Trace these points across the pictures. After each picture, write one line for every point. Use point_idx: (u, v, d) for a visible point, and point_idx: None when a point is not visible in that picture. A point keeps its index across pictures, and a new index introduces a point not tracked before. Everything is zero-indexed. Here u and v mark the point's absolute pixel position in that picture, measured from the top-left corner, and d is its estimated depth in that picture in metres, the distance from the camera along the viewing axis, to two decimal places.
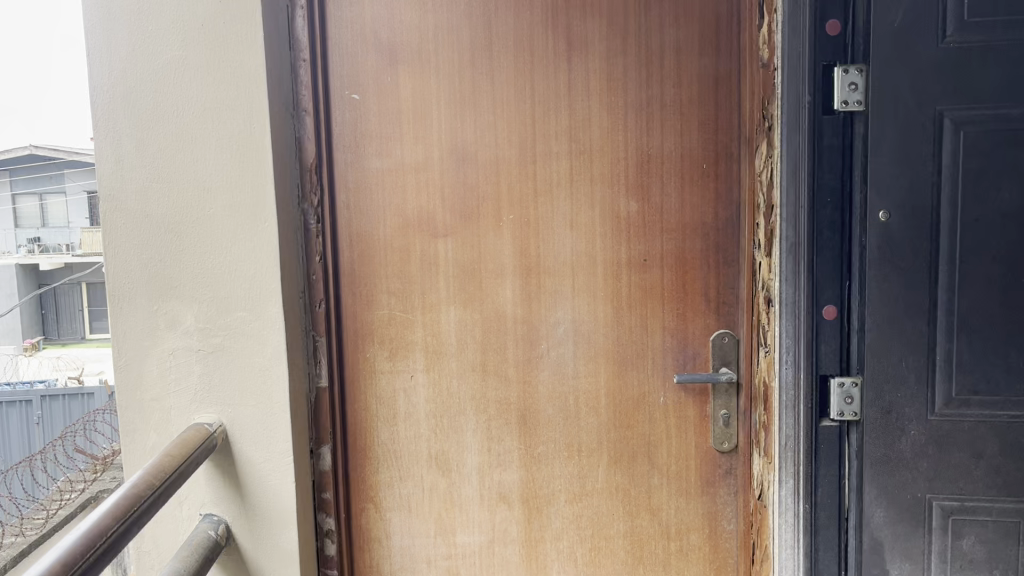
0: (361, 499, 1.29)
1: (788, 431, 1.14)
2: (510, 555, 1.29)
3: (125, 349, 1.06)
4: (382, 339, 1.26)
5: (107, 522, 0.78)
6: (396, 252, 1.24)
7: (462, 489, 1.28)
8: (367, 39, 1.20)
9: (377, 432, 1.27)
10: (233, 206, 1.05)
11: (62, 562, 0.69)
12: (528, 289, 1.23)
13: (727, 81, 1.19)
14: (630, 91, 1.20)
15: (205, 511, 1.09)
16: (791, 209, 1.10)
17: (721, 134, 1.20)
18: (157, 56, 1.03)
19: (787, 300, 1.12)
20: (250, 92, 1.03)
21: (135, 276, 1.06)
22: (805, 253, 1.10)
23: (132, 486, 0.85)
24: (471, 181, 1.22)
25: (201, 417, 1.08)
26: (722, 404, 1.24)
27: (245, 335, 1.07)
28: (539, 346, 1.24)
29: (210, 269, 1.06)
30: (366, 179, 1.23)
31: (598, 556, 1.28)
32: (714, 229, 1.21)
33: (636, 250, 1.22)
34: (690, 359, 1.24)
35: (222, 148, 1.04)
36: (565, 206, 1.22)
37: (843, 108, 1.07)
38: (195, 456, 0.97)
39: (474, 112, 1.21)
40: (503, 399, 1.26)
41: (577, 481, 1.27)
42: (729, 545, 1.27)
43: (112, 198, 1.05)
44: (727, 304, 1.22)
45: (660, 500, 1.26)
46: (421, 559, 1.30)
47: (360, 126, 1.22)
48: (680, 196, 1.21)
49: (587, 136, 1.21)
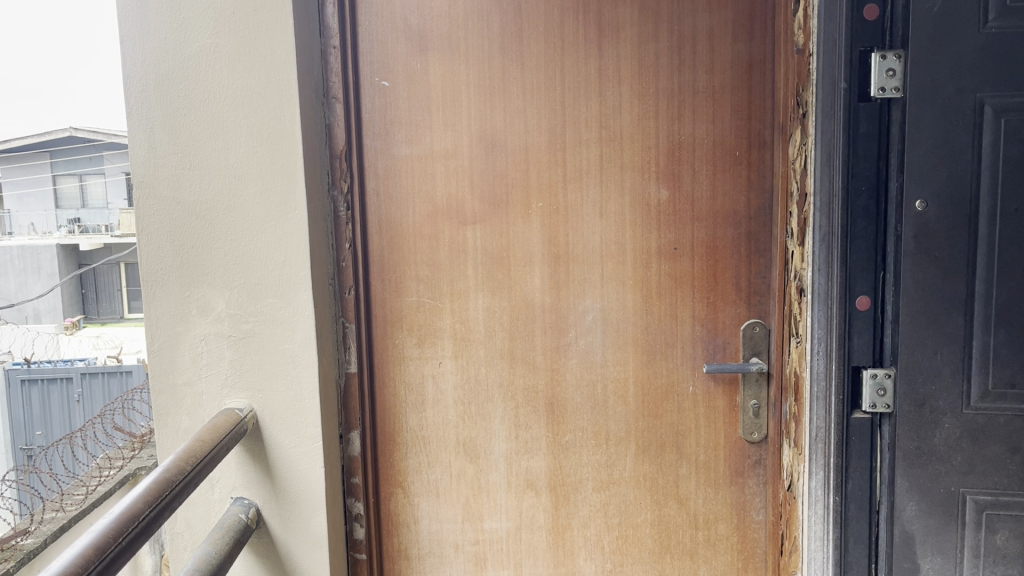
0: (389, 484, 1.30)
1: (819, 422, 1.13)
2: (537, 542, 1.29)
3: (158, 334, 1.08)
4: (411, 326, 1.26)
5: (139, 506, 0.79)
6: (425, 239, 1.24)
7: (489, 476, 1.28)
8: (397, 26, 1.20)
9: (405, 418, 1.28)
10: (264, 193, 1.06)
11: (93, 546, 0.70)
12: (557, 277, 1.23)
13: (761, 66, 1.17)
14: (662, 77, 1.18)
15: (237, 494, 1.11)
16: (825, 198, 1.08)
17: (754, 121, 1.18)
18: (188, 42, 1.04)
19: (820, 290, 1.11)
20: (280, 79, 1.04)
21: (167, 262, 1.07)
22: (838, 244, 1.08)
23: (164, 470, 0.86)
24: (500, 169, 1.22)
25: (232, 402, 1.09)
26: (752, 395, 1.22)
27: (276, 321, 1.08)
28: (568, 334, 1.24)
29: (242, 256, 1.07)
30: (395, 165, 1.23)
31: (625, 545, 1.28)
32: (746, 217, 1.20)
33: (666, 238, 1.21)
34: (720, 349, 1.23)
35: (253, 135, 1.05)
36: (594, 193, 1.21)
37: (880, 95, 1.05)
38: (225, 442, 0.99)
39: (503, 99, 1.20)
40: (531, 387, 1.26)
41: (605, 469, 1.26)
42: (758, 535, 1.27)
43: (145, 184, 1.06)
44: (758, 294, 1.21)
45: (688, 489, 1.26)
46: (448, 544, 1.31)
47: (390, 114, 1.22)
48: (711, 184, 1.20)
49: (618, 123, 1.20)
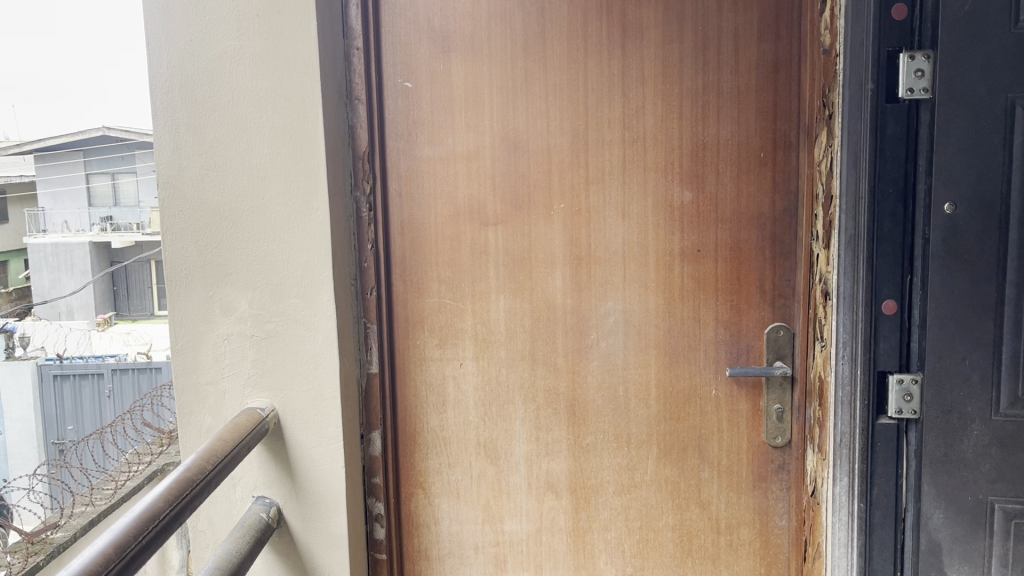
0: (410, 484, 1.30)
1: (843, 428, 1.11)
2: (557, 545, 1.29)
3: (181, 334, 1.09)
4: (432, 327, 1.26)
5: (160, 504, 0.79)
6: (447, 240, 1.24)
7: (510, 478, 1.28)
8: (420, 27, 1.20)
9: (426, 419, 1.28)
10: (287, 193, 1.06)
11: (113, 545, 0.70)
12: (578, 279, 1.22)
13: (787, 66, 1.16)
14: (686, 78, 1.18)
15: (258, 494, 1.12)
16: (850, 199, 1.07)
17: (780, 122, 1.17)
18: (212, 44, 1.05)
19: (845, 294, 1.09)
20: (303, 81, 1.05)
21: (191, 262, 1.08)
22: (864, 247, 1.07)
23: (186, 470, 0.87)
24: (523, 170, 1.21)
25: (255, 401, 1.10)
26: (776, 399, 1.21)
27: (298, 321, 1.08)
28: (589, 336, 1.23)
29: (264, 256, 1.08)
30: (417, 166, 1.23)
31: (646, 548, 1.27)
32: (771, 220, 1.19)
33: (690, 240, 1.20)
34: (744, 352, 1.22)
35: (276, 136, 1.06)
36: (616, 195, 1.20)
37: (909, 96, 1.04)
38: (246, 441, 0.99)
39: (526, 100, 1.20)
40: (552, 389, 1.25)
41: (626, 472, 1.26)
42: (781, 540, 1.25)
43: (170, 185, 1.07)
44: (782, 297, 1.20)
45: (710, 494, 1.25)
46: (469, 545, 1.31)
47: (413, 115, 1.22)
48: (735, 185, 1.19)
49: (641, 124, 1.19)
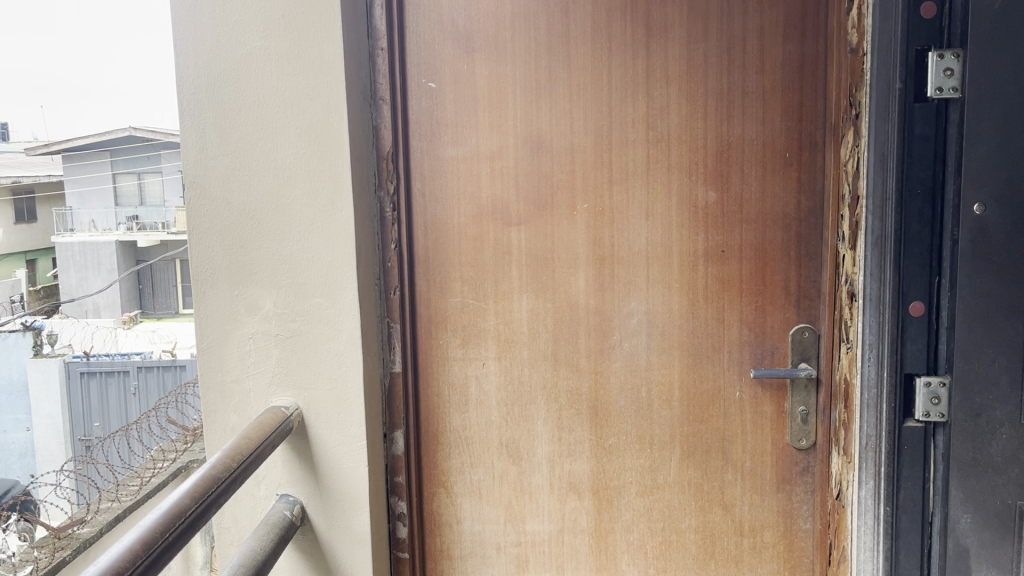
0: (432, 483, 1.30)
1: (869, 430, 1.10)
2: (579, 546, 1.28)
3: (207, 333, 1.10)
4: (455, 327, 1.26)
5: (186, 502, 0.80)
6: (470, 240, 1.24)
7: (532, 478, 1.28)
8: (444, 27, 1.20)
9: (449, 418, 1.28)
10: (311, 193, 1.07)
11: (141, 541, 0.71)
12: (601, 279, 1.22)
13: (813, 65, 1.15)
14: (711, 77, 1.17)
15: (282, 491, 1.12)
16: (877, 200, 1.06)
17: (806, 122, 1.16)
18: (238, 45, 1.06)
19: (872, 295, 1.08)
20: (328, 81, 1.05)
21: (217, 262, 1.09)
22: (891, 248, 1.06)
23: (211, 467, 0.88)
24: (546, 170, 1.21)
25: (279, 400, 1.11)
26: (801, 400, 1.20)
27: (322, 320, 1.09)
28: (612, 337, 1.23)
29: (289, 256, 1.08)
30: (441, 166, 1.23)
31: (668, 550, 1.27)
32: (797, 221, 1.18)
33: (714, 240, 1.19)
34: (768, 354, 1.21)
35: (301, 137, 1.06)
36: (640, 195, 1.20)
37: (938, 95, 1.03)
38: (271, 439, 1.00)
39: (549, 100, 1.20)
40: (574, 389, 1.25)
41: (649, 474, 1.25)
42: (805, 543, 1.24)
43: (196, 185, 1.08)
44: (808, 298, 1.19)
45: (733, 496, 1.24)
46: (491, 545, 1.31)
47: (436, 115, 1.22)
48: (760, 185, 1.18)
49: (665, 124, 1.18)
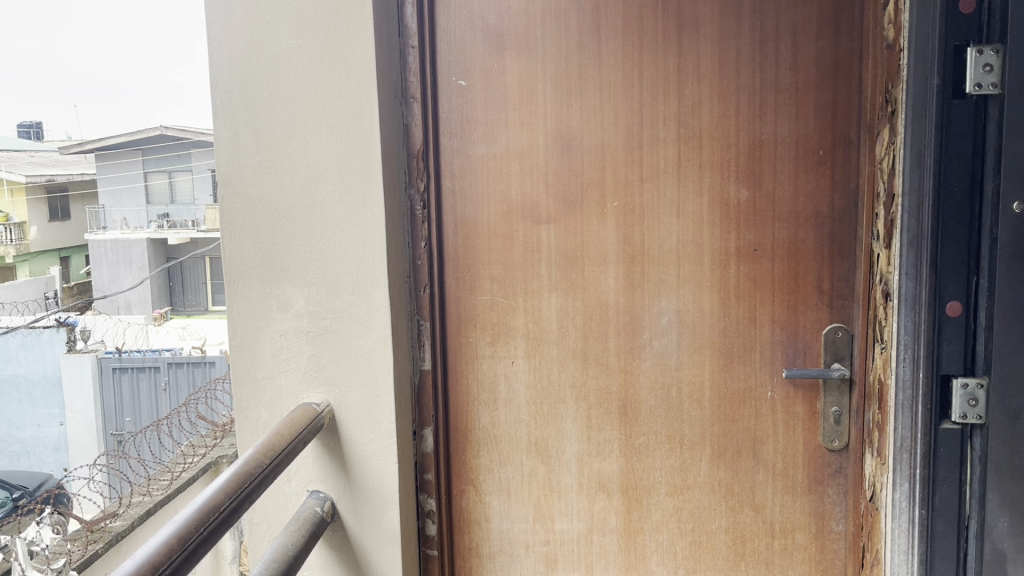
0: (462, 481, 1.30)
1: (905, 432, 1.09)
2: (608, 545, 1.28)
3: (240, 329, 1.11)
4: (484, 325, 1.26)
5: (220, 497, 0.80)
6: (499, 238, 1.24)
7: (561, 477, 1.27)
8: (475, 25, 1.20)
9: (478, 416, 1.28)
10: (343, 191, 1.07)
11: (175, 536, 0.72)
12: (632, 278, 1.21)
13: (847, 61, 1.14)
14: (743, 74, 1.16)
15: (313, 487, 1.13)
16: (913, 199, 1.05)
17: (840, 119, 1.15)
18: (271, 44, 1.06)
19: (907, 294, 1.07)
20: (360, 80, 1.06)
21: (250, 259, 1.10)
22: (928, 247, 1.04)
23: (244, 463, 0.88)
24: (576, 168, 1.21)
25: (310, 396, 1.12)
26: (833, 402, 1.19)
27: (352, 318, 1.10)
28: (642, 335, 1.22)
29: (321, 254, 1.09)
30: (471, 164, 1.23)
31: (698, 550, 1.26)
32: (830, 219, 1.16)
33: (746, 239, 1.18)
34: (800, 354, 1.19)
35: (333, 135, 1.07)
36: (671, 193, 1.19)
37: (977, 91, 1.02)
38: (303, 435, 1.01)
39: (580, 97, 1.19)
40: (604, 388, 1.24)
41: (678, 473, 1.24)
42: (837, 546, 1.23)
43: (229, 182, 1.09)
44: (841, 298, 1.18)
45: (764, 496, 1.23)
46: (519, 543, 1.30)
47: (467, 113, 1.22)
48: (793, 183, 1.17)
49: (696, 122, 1.17)
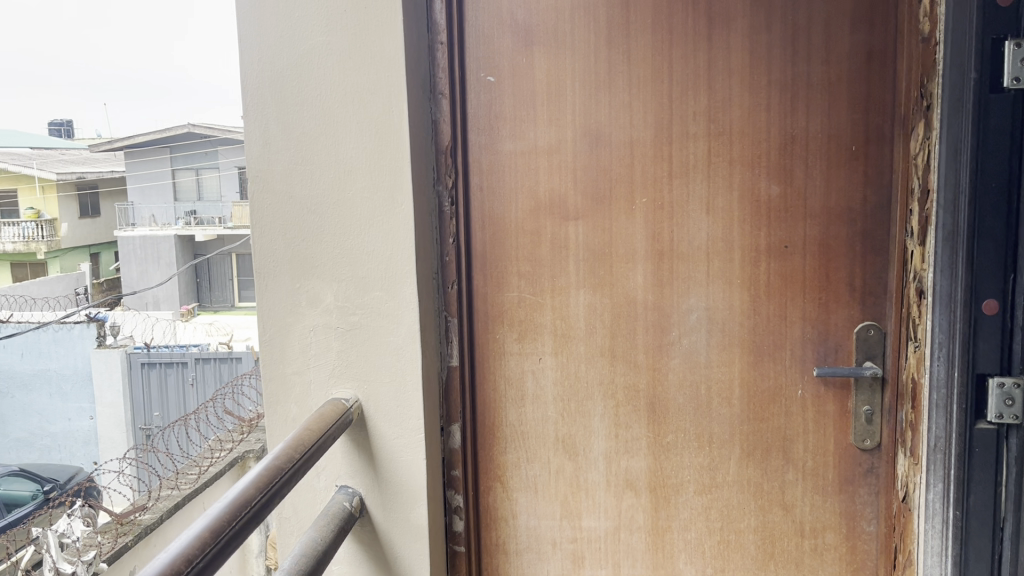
0: (488, 477, 1.30)
1: (939, 432, 1.08)
2: (636, 544, 1.27)
3: (269, 325, 1.12)
4: (511, 321, 1.25)
5: (251, 492, 0.81)
6: (527, 235, 1.23)
7: (589, 475, 1.27)
8: (504, 21, 1.20)
9: (505, 413, 1.28)
10: (372, 188, 1.08)
11: (208, 529, 0.72)
12: (660, 275, 1.20)
13: (882, 55, 1.12)
14: (775, 69, 1.14)
15: (341, 483, 1.13)
16: (949, 194, 1.04)
17: (874, 114, 1.13)
18: (301, 41, 1.07)
19: (942, 292, 1.06)
20: (388, 76, 1.06)
21: (279, 255, 1.10)
22: (964, 243, 1.03)
23: (274, 458, 0.88)
24: (605, 164, 1.20)
25: (339, 392, 1.12)
26: (865, 400, 1.17)
27: (380, 314, 1.10)
28: (671, 333, 1.21)
29: (350, 250, 1.09)
30: (499, 160, 1.22)
31: (726, 550, 1.25)
32: (862, 215, 1.15)
33: (777, 235, 1.17)
34: (832, 352, 1.18)
35: (362, 132, 1.07)
36: (700, 189, 1.18)
37: (1015, 85, 1.00)
38: (332, 431, 1.01)
39: (609, 93, 1.19)
40: (632, 385, 1.23)
41: (707, 472, 1.23)
42: (869, 546, 1.21)
43: (260, 179, 1.10)
44: (874, 296, 1.16)
45: (794, 496, 1.22)
46: (546, 541, 1.30)
47: (495, 109, 1.22)
48: (825, 180, 1.15)
49: (727, 117, 1.16)
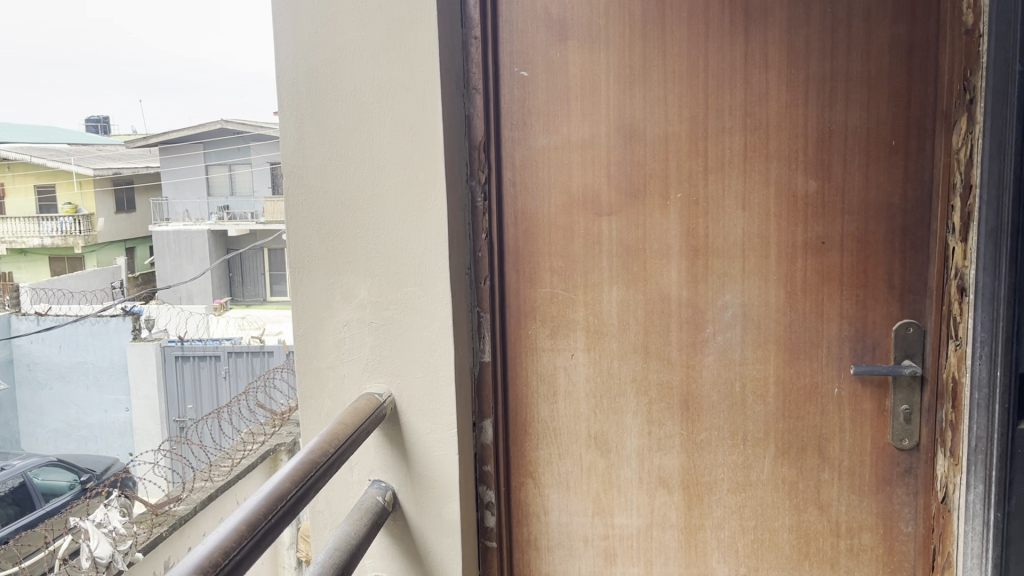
0: (521, 473, 1.30)
1: (980, 432, 1.06)
2: (668, 541, 1.26)
3: (304, 319, 1.13)
4: (544, 317, 1.25)
5: (286, 485, 0.81)
6: (560, 230, 1.23)
7: (621, 471, 1.26)
8: (538, 15, 1.19)
9: (537, 409, 1.27)
10: (406, 183, 1.08)
11: (246, 522, 0.73)
12: (695, 271, 1.19)
13: (923, 48, 1.10)
14: (812, 62, 1.13)
15: (374, 477, 1.14)
16: (993, 190, 1.02)
17: (915, 108, 1.11)
18: (335, 36, 1.07)
19: (985, 289, 1.04)
20: (422, 71, 1.05)
21: (314, 250, 1.11)
22: (1008, 240, 1.02)
23: (308, 452, 0.88)
24: (639, 159, 1.19)
25: (372, 386, 1.12)
26: (903, 399, 1.15)
27: (414, 309, 1.10)
28: (705, 330, 1.20)
29: (384, 245, 1.09)
30: (532, 155, 1.22)
31: (760, 549, 1.24)
32: (902, 211, 1.13)
33: (814, 231, 1.15)
34: (869, 349, 1.16)
35: (396, 127, 1.07)
36: (736, 184, 1.17)
37: None
38: (366, 425, 1.01)
39: (644, 87, 1.18)
40: (665, 382, 1.23)
41: (741, 471, 1.22)
42: (906, 547, 1.19)
43: (295, 174, 1.10)
44: (913, 293, 1.14)
45: (830, 496, 1.20)
46: (578, 537, 1.30)
47: (528, 104, 1.21)
48: (863, 174, 1.13)
49: (764, 111, 1.15)
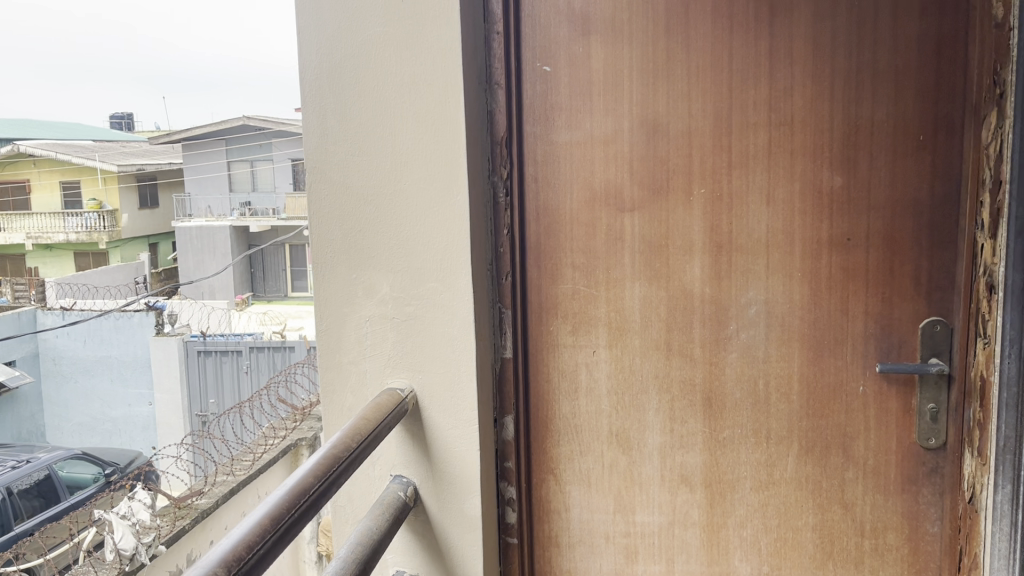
0: (542, 470, 1.29)
1: (1009, 431, 1.04)
2: (690, 539, 1.26)
3: (326, 314, 1.13)
4: (566, 313, 1.24)
5: (309, 480, 0.81)
6: (582, 226, 1.22)
7: (643, 469, 1.25)
8: (561, 10, 1.19)
9: (558, 406, 1.27)
10: (428, 178, 1.08)
11: (269, 516, 0.73)
12: (718, 267, 1.18)
13: (952, 42, 1.09)
14: (839, 56, 1.12)
15: (396, 472, 1.14)
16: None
17: (943, 102, 1.10)
18: (359, 32, 1.07)
19: (1015, 287, 1.01)
20: (444, 66, 1.05)
21: (336, 245, 1.11)
22: None
23: (330, 447, 0.89)
24: (662, 155, 1.18)
25: (394, 382, 1.12)
26: (930, 398, 1.14)
27: (436, 305, 1.10)
28: (729, 327, 1.19)
29: (406, 240, 1.09)
30: (554, 151, 1.21)
31: (783, 548, 1.23)
32: (930, 207, 1.12)
33: (839, 227, 1.14)
34: (895, 347, 1.15)
35: (418, 122, 1.07)
36: (761, 180, 1.16)
37: None
38: (388, 420, 1.02)
39: (667, 82, 1.17)
40: (687, 380, 1.22)
41: (764, 469, 1.21)
42: (932, 547, 1.18)
43: (317, 170, 1.10)
44: (940, 290, 1.13)
45: (854, 495, 1.19)
46: (600, 534, 1.29)
47: (551, 99, 1.21)
48: (890, 170, 1.12)
49: (789, 106, 1.14)
